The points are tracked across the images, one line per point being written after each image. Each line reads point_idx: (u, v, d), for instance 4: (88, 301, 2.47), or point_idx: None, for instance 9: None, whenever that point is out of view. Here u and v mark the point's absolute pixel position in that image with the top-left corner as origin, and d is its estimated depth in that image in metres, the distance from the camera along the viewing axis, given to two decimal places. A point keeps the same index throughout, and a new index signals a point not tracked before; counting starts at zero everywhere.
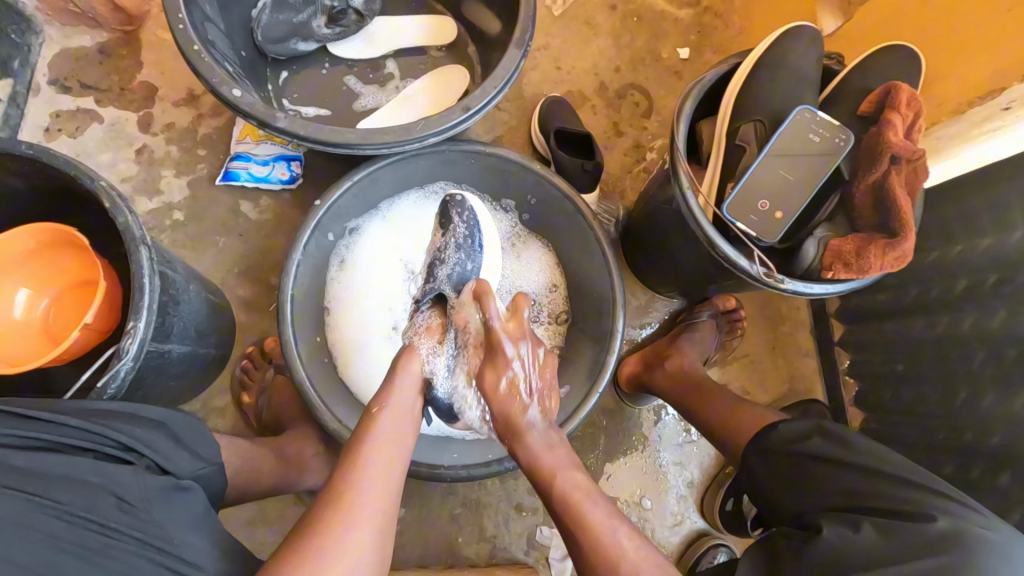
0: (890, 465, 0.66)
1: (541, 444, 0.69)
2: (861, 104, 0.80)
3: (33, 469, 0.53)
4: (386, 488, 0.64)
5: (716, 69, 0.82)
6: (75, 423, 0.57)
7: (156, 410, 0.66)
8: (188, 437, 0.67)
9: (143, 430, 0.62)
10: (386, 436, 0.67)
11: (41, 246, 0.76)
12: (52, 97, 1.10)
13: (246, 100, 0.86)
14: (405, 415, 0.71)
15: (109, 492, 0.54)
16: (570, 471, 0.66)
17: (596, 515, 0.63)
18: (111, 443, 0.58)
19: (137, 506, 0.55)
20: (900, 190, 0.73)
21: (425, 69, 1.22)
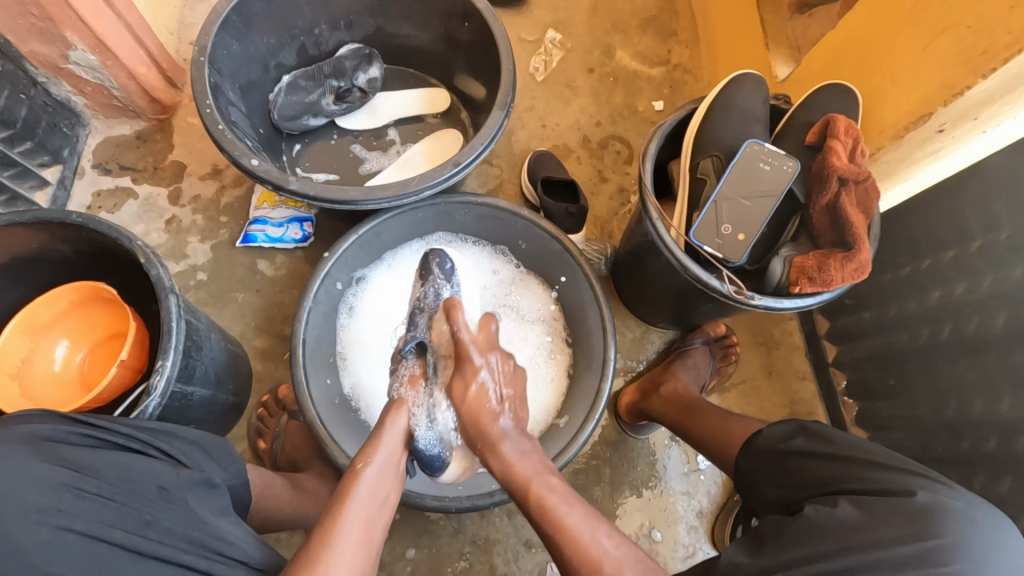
0: (868, 453, 0.72)
1: (514, 453, 0.74)
2: (807, 136, 0.89)
3: (91, 463, 0.58)
4: (364, 546, 0.66)
5: (675, 114, 0.92)
6: (125, 429, 0.64)
7: (190, 429, 0.72)
8: (218, 454, 0.72)
9: (179, 442, 0.68)
10: (369, 491, 0.71)
11: (77, 300, 0.86)
12: (95, 179, 1.24)
13: (263, 168, 0.98)
14: (388, 469, 0.76)
15: (156, 486, 0.60)
16: (544, 477, 0.72)
17: (571, 518, 0.66)
18: (154, 448, 0.65)
19: (179, 499, 0.60)
20: (850, 208, 0.80)
21: (422, 134, 1.36)
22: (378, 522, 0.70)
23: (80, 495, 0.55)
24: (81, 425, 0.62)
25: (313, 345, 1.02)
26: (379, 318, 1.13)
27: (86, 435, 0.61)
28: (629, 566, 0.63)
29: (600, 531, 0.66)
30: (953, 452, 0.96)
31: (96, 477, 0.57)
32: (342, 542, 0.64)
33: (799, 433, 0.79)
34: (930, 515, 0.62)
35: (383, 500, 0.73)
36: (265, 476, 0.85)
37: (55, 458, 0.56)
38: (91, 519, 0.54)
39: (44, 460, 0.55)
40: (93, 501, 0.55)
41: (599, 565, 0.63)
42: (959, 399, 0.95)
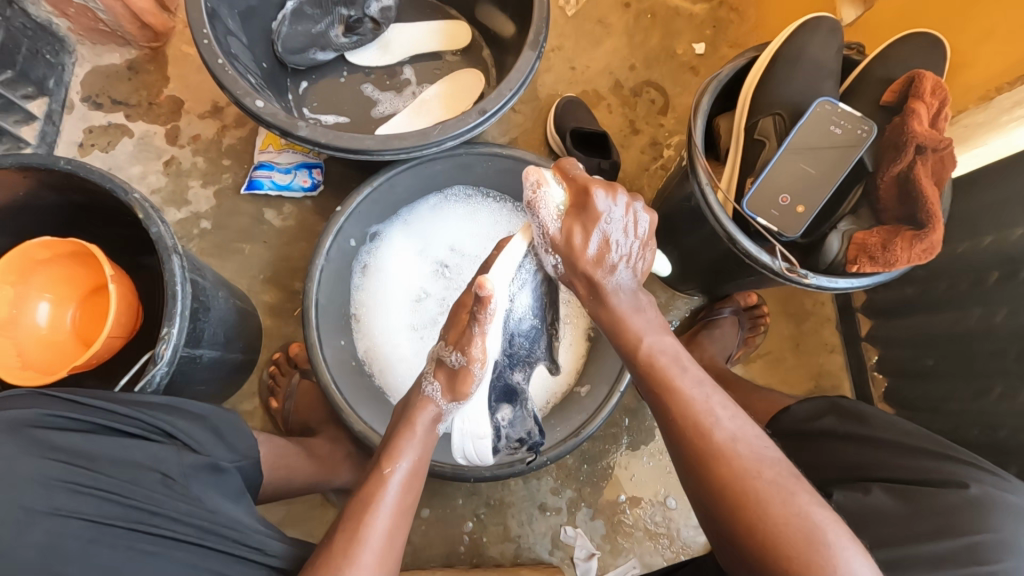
0: (905, 435, 0.68)
1: (627, 306, 0.67)
2: (883, 95, 0.79)
3: (84, 449, 0.54)
4: (389, 546, 0.60)
5: (734, 64, 0.81)
6: (124, 411, 0.58)
7: (197, 404, 0.67)
8: (228, 431, 0.68)
9: (185, 421, 0.63)
10: (397, 498, 0.62)
11: (18, 271, 0.77)
12: (85, 113, 1.14)
13: (269, 110, 0.88)
14: (420, 457, 0.66)
15: (158, 473, 0.56)
16: (678, 360, 0.64)
17: (683, 382, 0.62)
18: (156, 430, 0.60)
19: (184, 485, 0.57)
20: (926, 181, 0.71)
21: (440, 74, 1.24)
22: (401, 530, 0.62)
23: (76, 491, 0.51)
24: (73, 407, 0.56)
25: (327, 306, 0.96)
26: (395, 278, 1.07)
27: (80, 419, 0.56)
28: (748, 444, 0.58)
29: (722, 413, 0.59)
30: (987, 439, 0.93)
31: (93, 465, 0.54)
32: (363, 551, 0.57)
33: (830, 411, 0.75)
34: (980, 507, 0.59)
35: (407, 507, 0.63)
36: (281, 446, 0.83)
37: (44, 448, 0.52)
38: (93, 514, 0.51)
39: (34, 452, 0.51)
40: (92, 496, 0.52)
41: (675, 379, 0.62)
42: (1002, 386, 0.90)
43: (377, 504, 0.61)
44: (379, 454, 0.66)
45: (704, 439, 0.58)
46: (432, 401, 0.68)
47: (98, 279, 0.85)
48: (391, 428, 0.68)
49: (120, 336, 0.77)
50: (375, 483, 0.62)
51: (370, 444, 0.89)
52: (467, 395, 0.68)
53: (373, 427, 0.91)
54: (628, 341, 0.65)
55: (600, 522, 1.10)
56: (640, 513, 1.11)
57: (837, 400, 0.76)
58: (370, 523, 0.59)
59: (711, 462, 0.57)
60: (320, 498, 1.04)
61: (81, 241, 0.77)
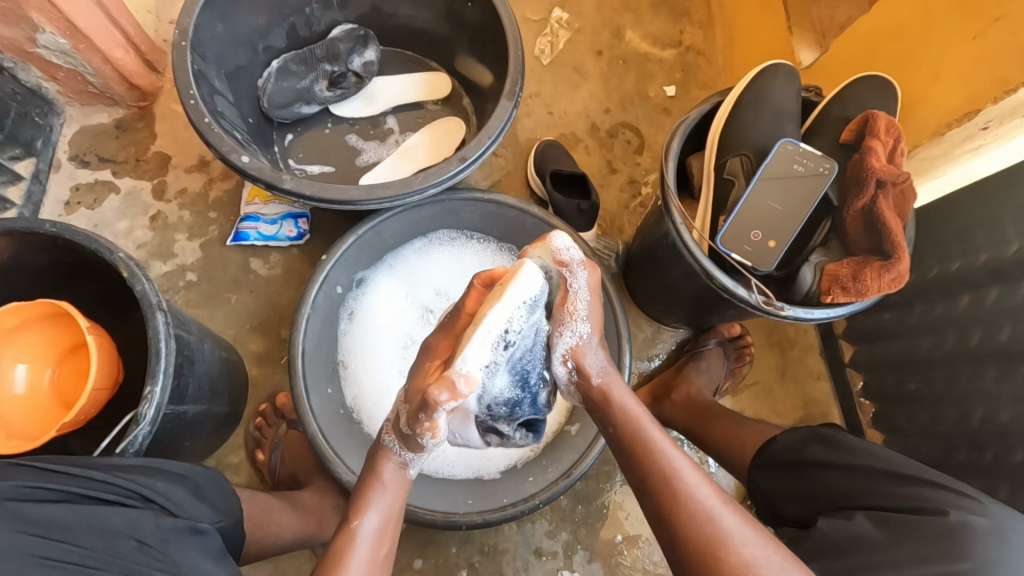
0: (889, 463, 0.69)
1: (609, 380, 0.74)
2: (842, 133, 0.83)
3: (58, 520, 0.51)
4: None
5: (700, 108, 0.85)
6: (101, 476, 0.57)
7: (176, 464, 0.66)
8: (207, 491, 0.67)
9: (164, 484, 0.62)
10: (371, 545, 0.64)
11: None
12: (72, 172, 1.16)
13: (254, 164, 0.90)
14: (393, 501, 0.67)
15: (136, 540, 0.54)
16: (654, 427, 0.69)
17: (658, 446, 0.66)
18: (133, 495, 0.58)
19: (162, 552, 0.55)
20: (889, 213, 0.74)
21: (422, 122, 1.28)
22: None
23: (48, 565, 0.49)
24: (49, 475, 0.55)
25: (313, 355, 0.96)
26: (382, 322, 1.08)
27: (54, 488, 0.54)
28: (709, 498, 0.62)
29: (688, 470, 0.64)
30: (976, 462, 0.93)
31: (67, 538, 0.51)
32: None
33: (813, 440, 0.76)
34: (960, 535, 0.59)
35: (379, 558, 0.64)
36: (264, 503, 0.81)
37: (17, 521, 0.50)
38: None
39: (7, 526, 0.49)
40: (65, 570, 0.49)
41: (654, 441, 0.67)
42: (985, 408, 0.92)
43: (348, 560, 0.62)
44: (353, 499, 0.67)
45: (677, 498, 0.62)
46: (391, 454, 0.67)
47: (73, 338, 0.84)
48: (363, 471, 0.69)
49: (105, 388, 0.77)
50: (346, 534, 0.63)
51: None
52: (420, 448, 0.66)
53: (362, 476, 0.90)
54: (614, 415, 0.71)
55: (598, 565, 1.07)
56: (638, 553, 1.09)
57: (818, 429, 0.77)
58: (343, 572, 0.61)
59: (672, 517, 0.61)
60: (309, 553, 1.01)
61: (56, 301, 0.78)
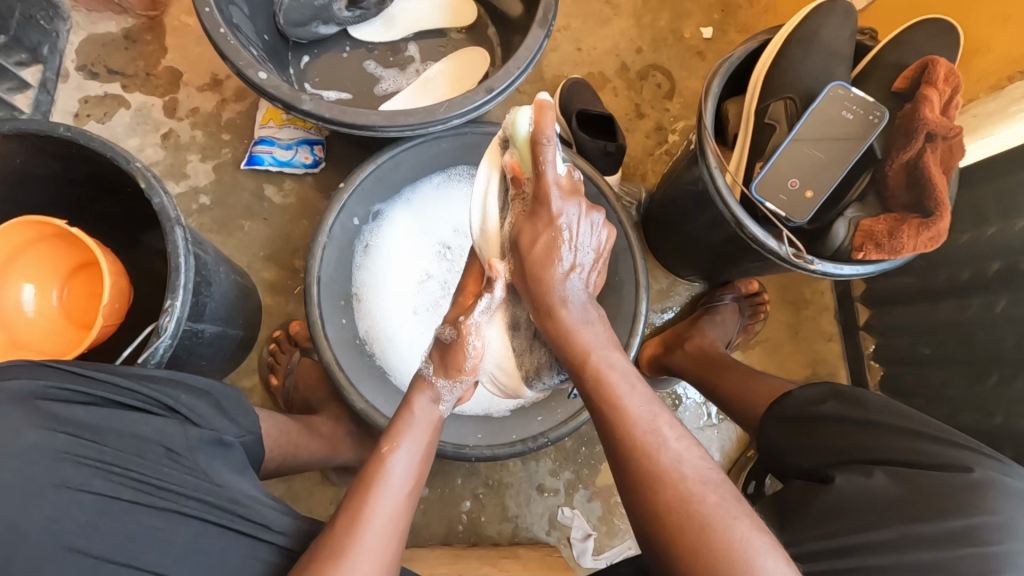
0: (907, 420, 0.69)
1: (641, 411, 0.62)
2: (895, 81, 0.77)
3: (90, 423, 0.54)
4: (401, 505, 0.62)
5: (745, 46, 0.80)
6: (127, 384, 0.58)
7: (200, 380, 0.67)
8: (230, 406, 0.67)
9: (188, 396, 0.63)
10: (401, 480, 0.63)
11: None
12: (81, 83, 1.12)
13: (272, 82, 0.86)
14: (421, 446, 0.68)
15: (163, 447, 0.56)
16: (702, 481, 0.57)
17: (716, 517, 0.55)
18: (160, 404, 0.59)
19: (189, 458, 0.57)
20: (934, 169, 0.71)
21: (445, 51, 1.22)
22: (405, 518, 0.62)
23: (81, 463, 0.51)
24: (79, 380, 0.56)
25: (329, 284, 0.95)
26: (397, 258, 1.08)
27: (83, 393, 0.55)
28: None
29: (693, 463, 0.58)
30: (983, 427, 0.94)
31: (98, 439, 0.53)
32: (365, 536, 0.58)
33: (831, 397, 0.76)
34: (983, 491, 0.60)
35: (414, 483, 0.64)
36: (281, 424, 0.81)
37: (51, 420, 0.52)
38: (97, 487, 0.51)
39: (39, 424, 0.51)
40: (98, 469, 0.52)
41: (701, 502, 0.56)
42: (999, 375, 0.91)
43: (386, 480, 0.62)
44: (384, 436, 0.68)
45: None
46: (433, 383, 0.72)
47: (77, 258, 0.81)
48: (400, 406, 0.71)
49: (120, 275, 0.77)
50: (377, 463, 0.64)
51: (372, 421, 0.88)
52: (457, 368, 0.72)
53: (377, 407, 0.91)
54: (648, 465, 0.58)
55: (597, 503, 1.11)
56: None
57: (836, 387, 0.77)
58: (372, 504, 0.60)
59: None
60: (320, 476, 1.04)
61: (18, 222, 0.72)
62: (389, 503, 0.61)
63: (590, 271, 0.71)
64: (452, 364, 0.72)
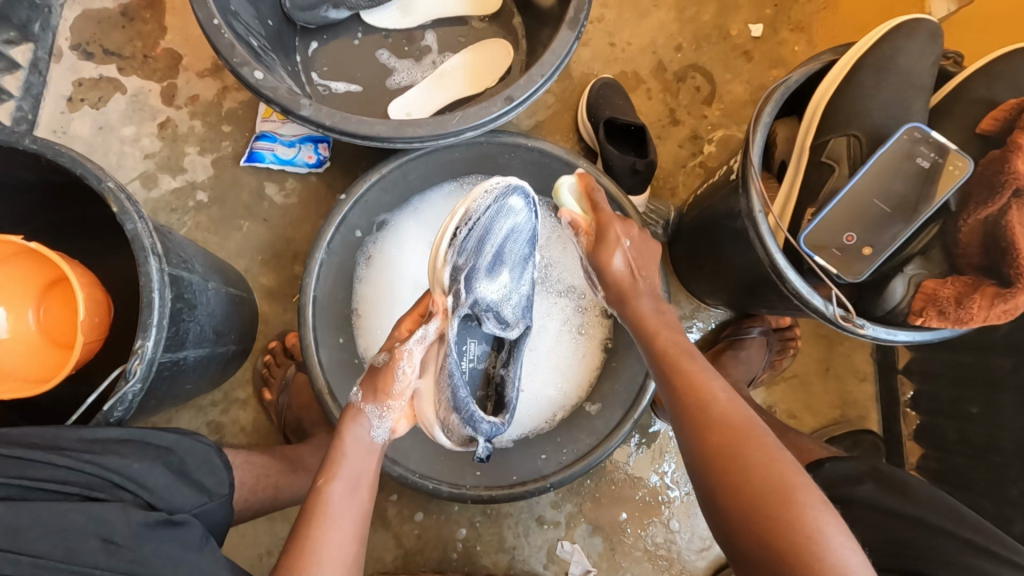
0: (961, 525, 0.62)
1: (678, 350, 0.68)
2: (981, 122, 0.67)
3: (9, 523, 0.47)
4: (345, 538, 0.59)
5: (807, 67, 0.69)
6: (65, 463, 0.53)
7: (161, 438, 0.61)
8: (192, 466, 0.62)
9: (141, 465, 0.56)
10: (343, 505, 0.61)
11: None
12: (74, 63, 1.04)
13: (269, 84, 0.77)
14: (360, 466, 0.65)
15: (99, 538, 0.48)
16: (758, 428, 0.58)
17: (761, 458, 0.55)
18: (104, 483, 0.53)
19: (130, 549, 0.48)
20: (1020, 231, 0.61)
21: (464, 42, 1.12)
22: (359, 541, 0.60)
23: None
24: (15, 464, 0.52)
25: (325, 301, 0.89)
26: (400, 270, 0.98)
27: (12, 482, 0.51)
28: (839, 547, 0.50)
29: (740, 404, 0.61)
30: None
31: (18, 544, 0.46)
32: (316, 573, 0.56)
33: (869, 476, 0.68)
34: None
35: (363, 514, 0.62)
36: (258, 470, 0.75)
37: None
38: None
39: None
40: None
41: (758, 448, 0.56)
42: None
43: (331, 516, 0.60)
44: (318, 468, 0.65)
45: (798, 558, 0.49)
46: (364, 410, 0.68)
47: (50, 274, 0.75)
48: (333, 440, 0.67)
49: (92, 288, 0.72)
50: (314, 497, 0.61)
51: None
52: (389, 393, 0.69)
53: None
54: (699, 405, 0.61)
55: (599, 539, 1.05)
56: (642, 533, 1.06)
57: (873, 462, 0.70)
58: (319, 542, 0.57)
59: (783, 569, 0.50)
60: None
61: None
62: (337, 550, 0.58)
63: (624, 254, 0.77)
64: (382, 386, 0.69)
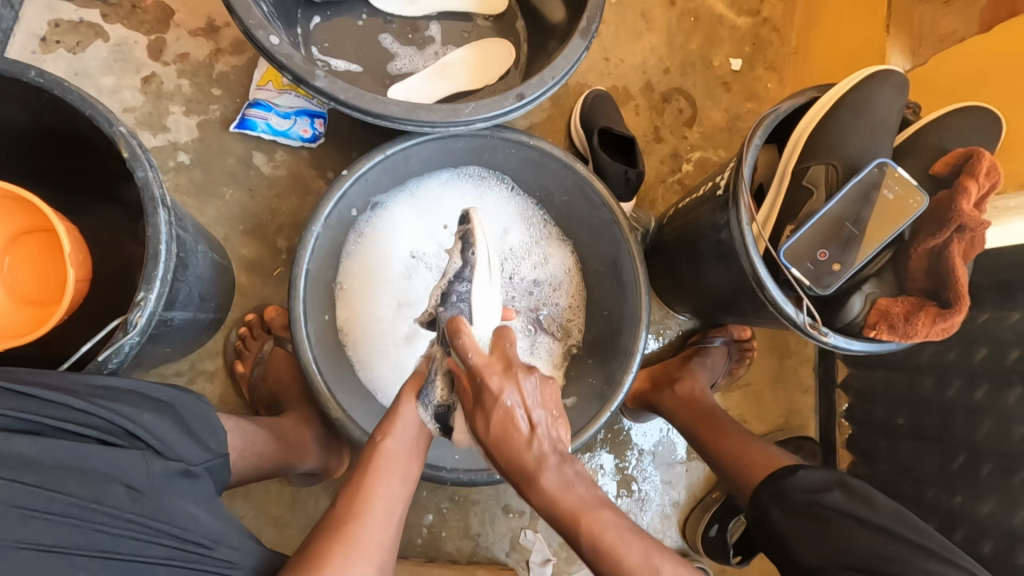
0: (912, 531, 0.71)
1: (557, 484, 0.60)
2: (935, 163, 0.76)
3: (38, 460, 0.49)
4: (393, 497, 0.64)
5: (793, 100, 0.77)
6: (82, 407, 0.53)
7: (163, 389, 0.61)
8: (195, 421, 0.63)
9: (149, 415, 0.57)
10: (391, 467, 0.65)
11: None
12: (53, 3, 0.98)
13: (284, 50, 0.77)
14: (412, 433, 0.69)
15: (123, 485, 0.51)
16: (594, 510, 0.60)
17: (631, 559, 0.58)
18: (119, 430, 0.54)
19: (150, 500, 0.52)
20: (958, 261, 0.70)
21: (468, 38, 1.14)
22: (399, 503, 0.65)
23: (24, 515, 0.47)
24: (28, 401, 0.52)
25: (315, 275, 0.88)
26: (392, 251, 0.99)
27: (29, 419, 0.51)
28: None
29: (637, 542, 0.59)
30: (943, 503, 0.97)
31: (46, 484, 0.48)
32: (361, 520, 0.61)
33: (836, 486, 0.77)
34: None
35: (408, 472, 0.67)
36: (247, 435, 0.74)
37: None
38: (47, 542, 0.47)
39: None
40: (49, 521, 0.48)
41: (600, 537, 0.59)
42: (968, 456, 0.94)
43: (381, 475, 0.65)
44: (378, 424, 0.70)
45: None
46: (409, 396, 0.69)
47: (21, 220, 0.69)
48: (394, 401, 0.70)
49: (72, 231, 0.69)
50: (371, 449, 0.67)
51: (347, 432, 0.83)
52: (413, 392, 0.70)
53: (352, 415, 0.85)
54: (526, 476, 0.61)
55: (561, 529, 1.09)
56: None
57: (842, 478, 0.79)
58: (369, 491, 0.63)
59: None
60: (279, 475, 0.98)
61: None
62: (388, 503, 0.64)
63: (541, 432, 0.61)
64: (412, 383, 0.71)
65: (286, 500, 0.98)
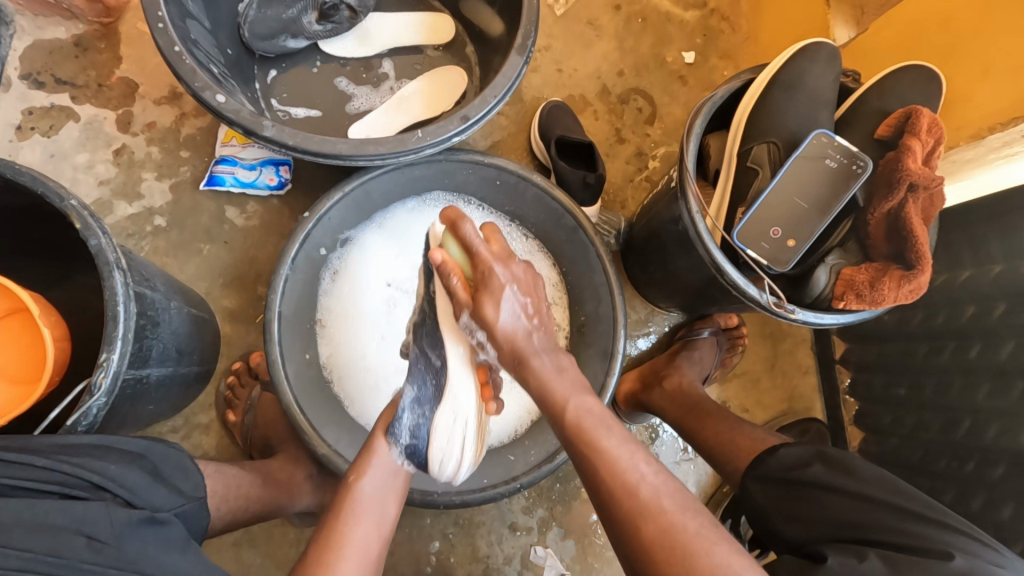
0: (898, 495, 0.68)
1: (551, 368, 0.64)
2: (878, 128, 0.76)
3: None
4: (377, 527, 0.67)
5: (729, 85, 0.77)
6: (45, 464, 0.54)
7: (133, 442, 0.63)
8: (167, 469, 0.64)
9: (117, 466, 0.58)
10: (368, 506, 0.68)
11: None
12: (25, 93, 1.04)
13: (231, 106, 0.80)
14: (388, 473, 0.71)
15: (85, 536, 0.51)
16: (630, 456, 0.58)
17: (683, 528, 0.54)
18: (84, 483, 0.55)
19: (116, 547, 0.51)
20: (915, 221, 0.69)
21: (421, 69, 1.18)
22: (378, 541, 0.67)
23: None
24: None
25: (290, 317, 0.90)
26: (368, 285, 1.01)
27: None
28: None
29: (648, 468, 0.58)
30: (956, 471, 0.94)
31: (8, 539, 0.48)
32: (344, 554, 0.62)
33: (817, 459, 0.75)
34: None
35: (385, 510, 0.69)
36: (231, 478, 0.75)
37: None
38: None
39: None
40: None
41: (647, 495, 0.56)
42: (973, 420, 0.91)
43: (358, 510, 0.67)
44: (352, 464, 0.72)
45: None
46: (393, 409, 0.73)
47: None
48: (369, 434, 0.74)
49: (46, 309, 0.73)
50: (346, 490, 0.68)
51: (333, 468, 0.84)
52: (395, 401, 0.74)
53: (338, 450, 0.86)
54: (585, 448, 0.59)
55: (571, 542, 1.07)
56: None
57: (822, 448, 0.77)
58: (347, 532, 0.64)
59: None
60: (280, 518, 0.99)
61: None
62: (365, 537, 0.65)
63: (525, 318, 0.63)
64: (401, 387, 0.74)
65: (290, 542, 0.99)
